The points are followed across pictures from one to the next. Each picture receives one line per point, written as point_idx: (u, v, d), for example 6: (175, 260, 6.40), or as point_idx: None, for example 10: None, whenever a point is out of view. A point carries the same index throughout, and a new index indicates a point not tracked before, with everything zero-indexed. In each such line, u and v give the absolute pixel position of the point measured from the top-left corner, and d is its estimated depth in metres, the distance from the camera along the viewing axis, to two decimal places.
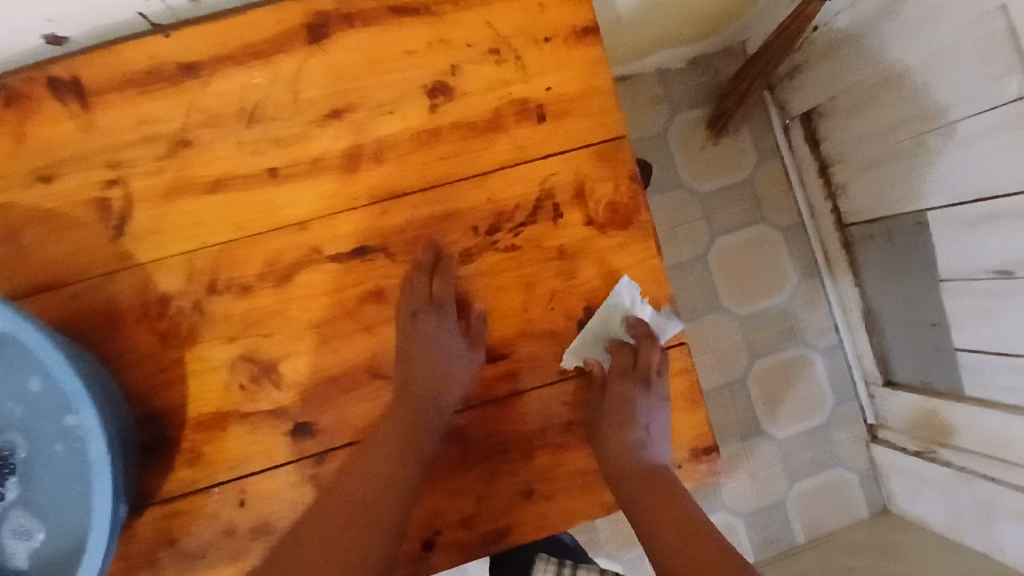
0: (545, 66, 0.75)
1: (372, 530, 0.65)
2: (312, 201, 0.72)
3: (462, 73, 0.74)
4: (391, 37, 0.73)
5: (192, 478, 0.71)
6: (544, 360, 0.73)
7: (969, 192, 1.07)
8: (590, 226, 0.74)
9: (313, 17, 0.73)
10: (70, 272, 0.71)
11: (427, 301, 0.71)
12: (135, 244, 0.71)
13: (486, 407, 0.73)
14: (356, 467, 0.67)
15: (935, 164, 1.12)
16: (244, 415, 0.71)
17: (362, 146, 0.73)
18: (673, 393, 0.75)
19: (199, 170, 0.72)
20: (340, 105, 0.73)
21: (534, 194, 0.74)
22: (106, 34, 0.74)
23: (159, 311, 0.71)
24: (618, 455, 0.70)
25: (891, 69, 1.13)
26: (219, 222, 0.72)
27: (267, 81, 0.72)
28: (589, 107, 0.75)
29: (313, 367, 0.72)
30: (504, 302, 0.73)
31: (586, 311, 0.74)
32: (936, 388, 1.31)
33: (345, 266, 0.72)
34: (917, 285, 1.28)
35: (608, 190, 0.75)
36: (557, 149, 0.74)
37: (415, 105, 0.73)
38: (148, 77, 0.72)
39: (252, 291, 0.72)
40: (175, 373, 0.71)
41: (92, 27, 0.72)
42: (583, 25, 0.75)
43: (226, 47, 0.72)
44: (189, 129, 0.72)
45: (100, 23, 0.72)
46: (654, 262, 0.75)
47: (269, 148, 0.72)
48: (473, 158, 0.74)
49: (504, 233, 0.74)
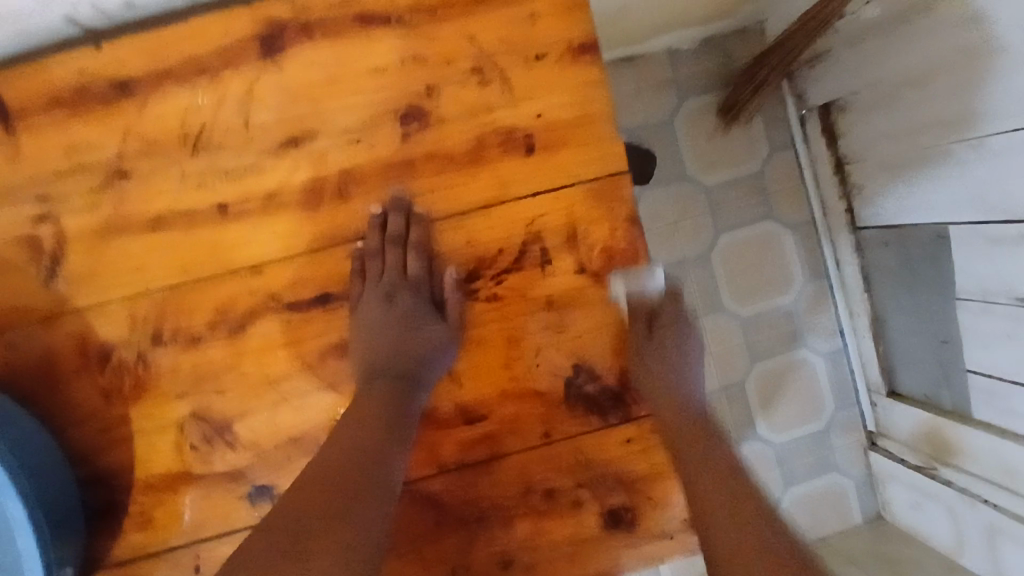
0: (535, 89, 0.65)
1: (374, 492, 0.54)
2: (267, 242, 0.64)
3: (439, 96, 0.64)
4: (357, 52, 0.63)
5: (142, 543, 0.65)
6: (527, 421, 0.67)
7: (998, 216, 0.91)
8: (582, 275, 0.66)
9: (265, 27, 0.63)
10: (2, 319, 0.64)
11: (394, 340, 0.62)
12: (72, 289, 0.64)
13: (462, 472, 0.66)
14: (346, 434, 0.57)
15: (962, 180, 0.96)
16: (197, 477, 0.65)
17: (323, 179, 0.64)
18: (669, 459, 0.67)
19: (139, 206, 0.64)
20: (298, 132, 0.63)
21: (519, 237, 0.65)
22: (37, 48, 0.64)
23: (101, 364, 0.64)
24: (671, 411, 0.65)
25: (925, 67, 0.96)
26: (163, 265, 0.64)
27: (213, 104, 0.63)
28: (585, 138, 0.66)
29: (272, 427, 0.65)
30: (483, 358, 0.66)
31: (574, 368, 0.67)
32: (943, 406, 1.19)
33: (305, 316, 0.65)
34: (933, 294, 1.15)
35: (603, 234, 0.66)
36: (547, 186, 0.66)
37: (384, 132, 0.64)
38: (79, 97, 0.63)
39: (202, 342, 0.64)
40: (121, 431, 0.65)
41: (18, 41, 0.63)
42: (580, 39, 0.65)
43: (165, 63, 0.63)
44: (126, 159, 0.63)
45: (27, 37, 0.62)
46: (651, 315, 0.67)
47: (217, 182, 0.63)
48: (451, 194, 0.65)
49: (485, 281, 0.66)
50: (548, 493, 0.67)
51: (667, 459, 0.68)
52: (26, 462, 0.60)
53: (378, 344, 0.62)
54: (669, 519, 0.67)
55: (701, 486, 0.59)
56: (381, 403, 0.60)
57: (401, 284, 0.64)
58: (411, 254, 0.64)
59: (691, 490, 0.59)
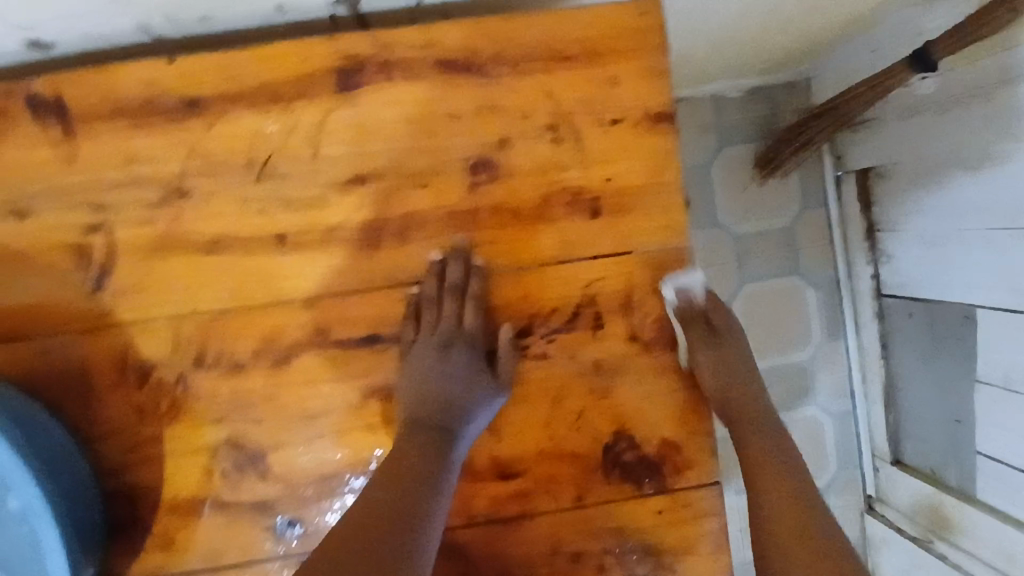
0: (608, 152, 0.65)
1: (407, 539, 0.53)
2: (323, 275, 0.63)
3: (512, 148, 0.64)
4: (434, 96, 0.63)
5: (159, 566, 0.64)
6: (562, 482, 0.66)
7: None
8: (633, 342, 0.66)
9: (345, 60, 0.62)
10: (38, 324, 0.62)
11: (439, 401, 0.61)
12: (116, 301, 0.62)
13: (492, 525, 0.66)
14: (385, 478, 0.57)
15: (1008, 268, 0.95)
16: (223, 504, 0.64)
17: (386, 219, 0.63)
18: (698, 533, 0.67)
19: (195, 225, 0.62)
20: (367, 169, 0.63)
21: (575, 298, 0.65)
22: (98, 44, 0.61)
23: (137, 381, 0.62)
24: (742, 402, 0.65)
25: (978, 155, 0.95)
26: (213, 287, 0.62)
27: (283, 131, 0.62)
28: (652, 205, 0.65)
29: (305, 462, 0.64)
30: (525, 414, 0.66)
31: (615, 434, 0.66)
32: (948, 482, 1.16)
33: (352, 354, 0.64)
34: (952, 367, 1.13)
35: (659, 303, 0.66)
36: (609, 250, 0.65)
37: (453, 179, 0.63)
38: (146, 108, 0.62)
39: (244, 370, 0.63)
40: (151, 451, 0.63)
41: (82, 37, 0.59)
42: (658, 107, 0.65)
43: (239, 84, 0.62)
44: (188, 177, 0.62)
45: (93, 34, 0.59)
46: (697, 389, 0.67)
47: (278, 210, 0.63)
48: (511, 248, 0.64)
49: (536, 338, 0.65)
50: (575, 556, 0.66)
51: (697, 533, 0.67)
52: (59, 481, 0.58)
53: (427, 393, 0.62)
54: None
55: (762, 484, 0.60)
56: (419, 454, 0.59)
57: (457, 334, 0.64)
58: (467, 307, 0.63)
59: (755, 496, 0.59)
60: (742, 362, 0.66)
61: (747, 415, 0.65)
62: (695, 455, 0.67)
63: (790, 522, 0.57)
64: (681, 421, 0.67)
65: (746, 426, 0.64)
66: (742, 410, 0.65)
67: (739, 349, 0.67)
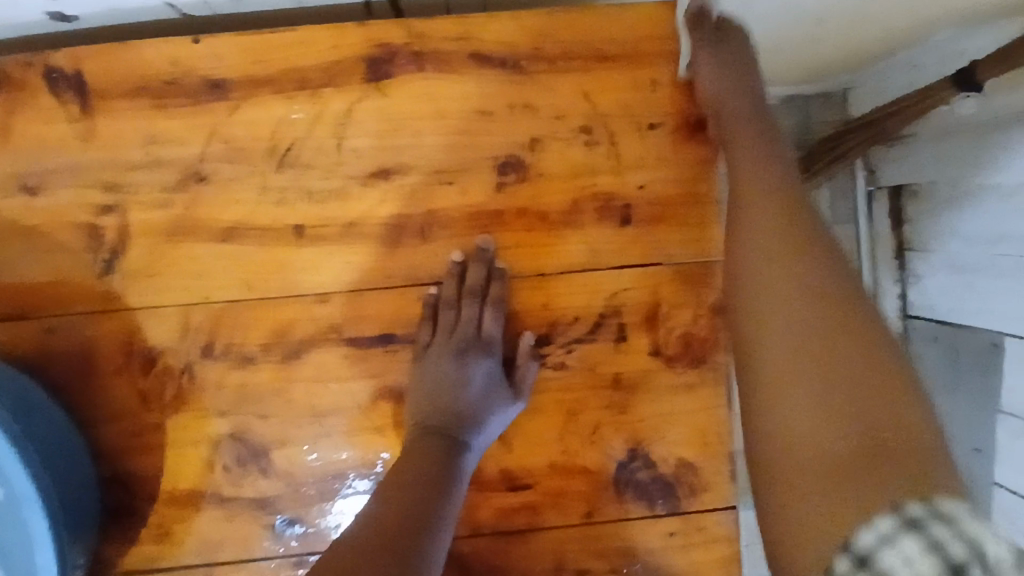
0: (643, 159, 0.62)
1: (411, 537, 0.50)
2: (339, 270, 0.61)
3: (543, 150, 0.61)
4: (466, 91, 0.61)
5: (155, 555, 0.62)
6: (572, 498, 0.64)
7: None
8: (655, 357, 0.63)
9: (376, 49, 0.60)
10: (47, 303, 0.61)
11: (450, 416, 0.59)
12: (126, 284, 0.60)
13: (497, 537, 0.64)
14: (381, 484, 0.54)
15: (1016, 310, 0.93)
16: (223, 498, 0.62)
17: (408, 216, 0.61)
18: (710, 558, 0.65)
19: (211, 211, 0.60)
20: (391, 162, 0.61)
21: (597, 308, 0.62)
22: (123, 17, 0.59)
23: (144, 366, 0.61)
24: (778, 283, 0.45)
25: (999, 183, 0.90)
26: (226, 276, 0.60)
27: (308, 119, 0.60)
28: (684, 217, 0.63)
29: (310, 460, 0.62)
30: (538, 425, 0.63)
31: (629, 452, 0.64)
32: None
33: (365, 353, 0.62)
34: (968, 397, 1.14)
35: (686, 319, 0.63)
36: (636, 261, 0.63)
37: (479, 178, 0.61)
38: (167, 88, 0.60)
39: (252, 363, 0.61)
40: (153, 439, 0.61)
41: (107, 10, 0.57)
42: (698, 115, 0.62)
43: (266, 68, 0.60)
44: (207, 161, 0.60)
45: (118, 7, 0.56)
46: (718, 411, 0.64)
47: (298, 200, 0.60)
48: (536, 253, 0.62)
49: (554, 347, 0.63)
50: None
51: (708, 560, 0.65)
52: (56, 466, 0.56)
53: (439, 402, 0.60)
54: None
55: (764, 365, 0.43)
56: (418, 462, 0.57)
57: (476, 339, 0.62)
58: (487, 313, 0.62)
59: (755, 401, 0.43)
60: (762, 260, 0.47)
61: (795, 367, 0.42)
62: (711, 479, 0.64)
63: (806, 432, 0.39)
64: (699, 442, 0.64)
65: (786, 376, 0.42)
66: (794, 363, 0.42)
67: (747, 241, 0.48)
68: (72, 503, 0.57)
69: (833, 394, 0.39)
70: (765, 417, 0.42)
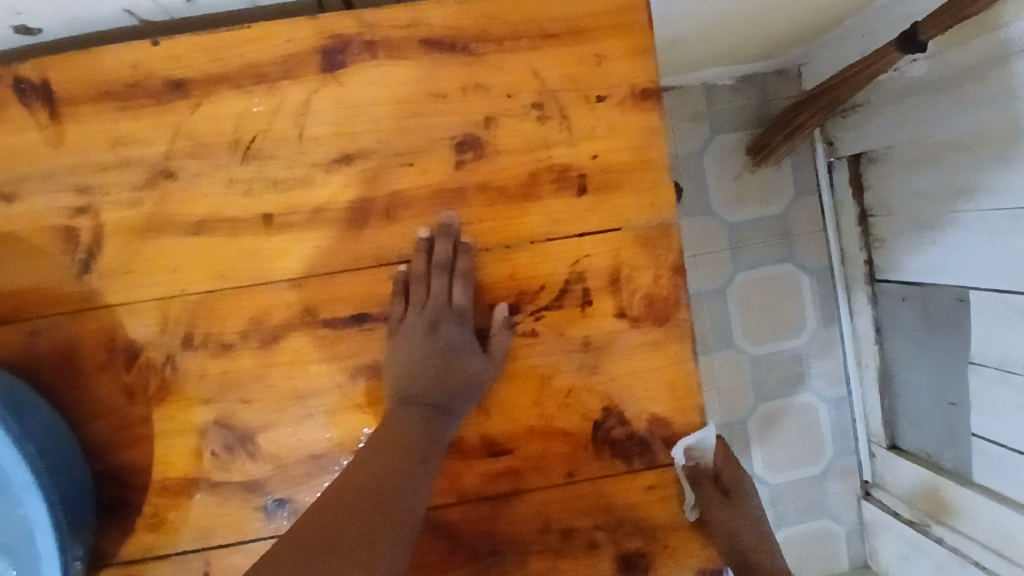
0: (594, 130, 0.65)
1: (384, 503, 0.53)
2: (311, 256, 0.63)
3: (498, 127, 0.64)
4: (420, 75, 0.63)
5: (152, 544, 0.64)
6: (552, 460, 0.66)
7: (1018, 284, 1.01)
8: (621, 319, 0.66)
9: (329, 40, 0.62)
10: (28, 307, 0.62)
11: (432, 385, 0.62)
12: (104, 283, 0.62)
13: (483, 503, 0.66)
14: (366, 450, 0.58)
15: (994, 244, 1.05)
16: (213, 484, 0.64)
17: (372, 198, 0.63)
18: (688, 509, 0.68)
19: (182, 206, 0.62)
20: (351, 148, 0.63)
21: (562, 275, 0.65)
22: (84, 27, 0.61)
23: (126, 361, 0.63)
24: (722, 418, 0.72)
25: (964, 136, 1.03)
26: (202, 269, 0.63)
27: (268, 112, 0.63)
28: (638, 182, 0.65)
29: (295, 441, 0.64)
30: (514, 392, 0.66)
31: (604, 411, 0.66)
32: (940, 463, 1.28)
33: (342, 334, 0.64)
34: (946, 345, 1.21)
35: (647, 280, 0.66)
36: (596, 227, 0.65)
37: (438, 158, 0.64)
38: (130, 90, 0.62)
39: (232, 351, 0.63)
40: (139, 431, 0.63)
41: (68, 21, 0.59)
42: (644, 84, 0.65)
43: (224, 65, 0.62)
44: (174, 158, 0.62)
45: (79, 17, 0.58)
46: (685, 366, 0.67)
47: (264, 191, 0.63)
48: (499, 226, 0.65)
49: (524, 315, 0.65)
50: (567, 533, 0.67)
51: (687, 510, 0.68)
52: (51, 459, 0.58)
53: (417, 372, 0.62)
54: (681, 568, 0.68)
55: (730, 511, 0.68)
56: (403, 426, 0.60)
57: (450, 316, 0.64)
58: (456, 285, 0.64)
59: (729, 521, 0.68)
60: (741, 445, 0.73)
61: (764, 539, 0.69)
62: (684, 432, 0.67)
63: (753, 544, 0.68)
64: (669, 398, 0.67)
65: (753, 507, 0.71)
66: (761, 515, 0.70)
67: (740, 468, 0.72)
68: (66, 494, 0.59)
69: (755, 521, 0.69)
70: (729, 530, 0.68)
